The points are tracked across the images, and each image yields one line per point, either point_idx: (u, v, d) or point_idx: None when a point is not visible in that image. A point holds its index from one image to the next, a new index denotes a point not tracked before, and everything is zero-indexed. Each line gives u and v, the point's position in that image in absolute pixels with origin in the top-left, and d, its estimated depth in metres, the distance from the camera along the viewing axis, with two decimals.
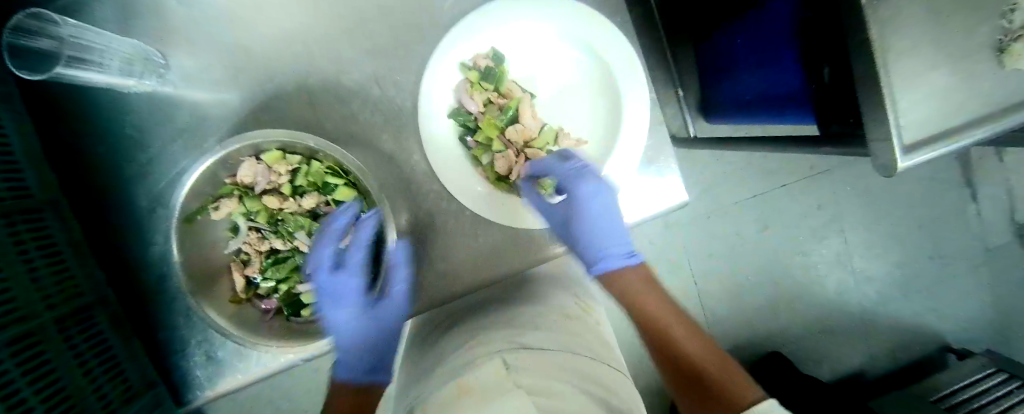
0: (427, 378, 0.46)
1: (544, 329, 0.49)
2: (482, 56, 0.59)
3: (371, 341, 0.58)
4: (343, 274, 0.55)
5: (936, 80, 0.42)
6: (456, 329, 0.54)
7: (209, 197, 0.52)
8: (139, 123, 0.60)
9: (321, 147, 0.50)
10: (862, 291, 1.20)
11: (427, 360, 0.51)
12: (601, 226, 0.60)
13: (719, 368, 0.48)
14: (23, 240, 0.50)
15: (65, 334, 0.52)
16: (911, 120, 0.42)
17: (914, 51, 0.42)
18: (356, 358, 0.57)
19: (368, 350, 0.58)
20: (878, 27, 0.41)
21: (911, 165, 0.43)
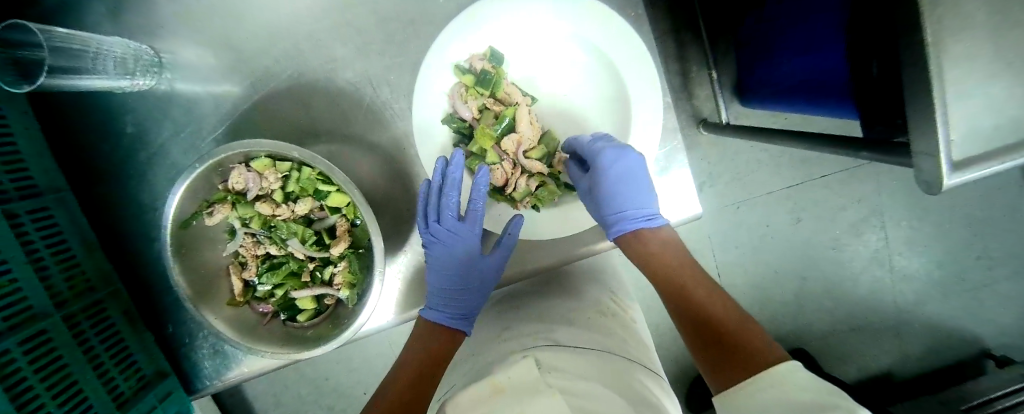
0: (467, 367, 0.53)
1: (577, 328, 0.53)
2: (478, 58, 0.55)
3: (462, 293, 0.57)
4: (444, 220, 0.55)
5: (994, 89, 0.36)
6: (512, 332, 0.54)
7: (202, 202, 0.52)
8: (139, 120, 0.60)
9: (305, 157, 0.48)
10: (898, 291, 1.09)
11: (484, 357, 0.52)
12: (625, 188, 0.56)
13: (741, 326, 0.45)
14: (33, 239, 0.52)
15: (77, 329, 0.54)
16: (964, 133, 0.36)
17: (974, 55, 0.35)
18: (456, 302, 0.57)
19: (464, 298, 0.58)
20: (935, 24, 0.34)
21: (957, 184, 0.36)
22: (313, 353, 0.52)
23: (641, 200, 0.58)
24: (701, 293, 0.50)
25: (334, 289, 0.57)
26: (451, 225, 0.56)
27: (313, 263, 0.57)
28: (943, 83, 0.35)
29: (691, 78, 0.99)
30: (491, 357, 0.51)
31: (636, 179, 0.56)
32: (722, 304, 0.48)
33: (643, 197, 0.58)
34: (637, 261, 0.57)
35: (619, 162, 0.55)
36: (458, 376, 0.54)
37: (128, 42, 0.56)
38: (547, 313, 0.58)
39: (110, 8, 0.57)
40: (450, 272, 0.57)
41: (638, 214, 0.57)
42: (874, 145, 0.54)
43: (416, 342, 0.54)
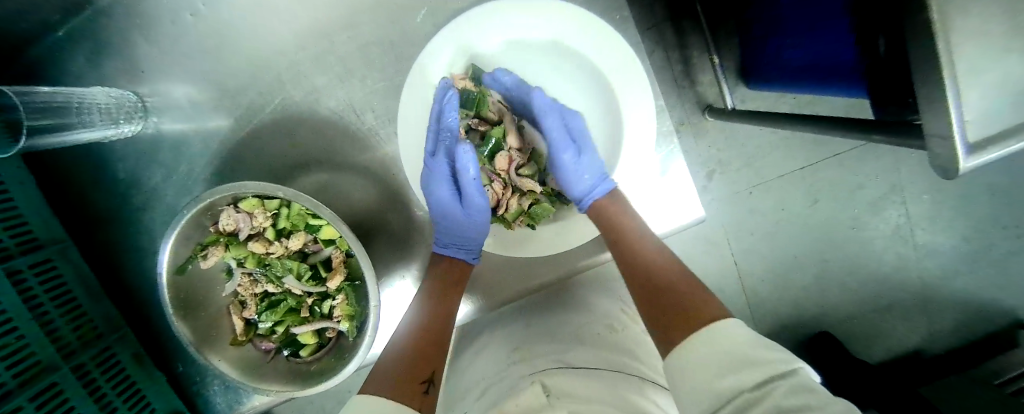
0: (471, 397, 0.50)
1: (587, 347, 0.51)
2: (460, 77, 0.53)
3: (457, 228, 0.55)
4: (434, 157, 0.53)
5: (1009, 63, 0.33)
6: (519, 352, 0.53)
7: (195, 246, 0.52)
8: (129, 166, 0.61)
9: (291, 196, 0.48)
10: (923, 267, 1.05)
11: (487, 380, 0.50)
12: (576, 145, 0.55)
13: (693, 287, 0.44)
14: (36, 293, 0.53)
15: (87, 378, 0.55)
16: (981, 113, 0.33)
17: (985, 33, 0.33)
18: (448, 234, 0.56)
19: (452, 231, 0.56)
20: (942, 4, 0.32)
21: (975, 168, 0.34)
22: (316, 389, 0.51)
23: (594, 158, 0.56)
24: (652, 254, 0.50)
25: (334, 322, 0.56)
26: (440, 163, 0.53)
27: (311, 297, 0.57)
28: (954, 65, 0.32)
29: (694, 64, 0.95)
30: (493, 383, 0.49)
31: (580, 139, 0.56)
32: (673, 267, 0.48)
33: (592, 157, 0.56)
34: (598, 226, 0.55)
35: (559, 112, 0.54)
36: (463, 400, 0.52)
37: (110, 91, 0.57)
38: (552, 333, 0.56)
39: (91, 62, 0.57)
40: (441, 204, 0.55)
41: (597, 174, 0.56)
42: (889, 129, 0.50)
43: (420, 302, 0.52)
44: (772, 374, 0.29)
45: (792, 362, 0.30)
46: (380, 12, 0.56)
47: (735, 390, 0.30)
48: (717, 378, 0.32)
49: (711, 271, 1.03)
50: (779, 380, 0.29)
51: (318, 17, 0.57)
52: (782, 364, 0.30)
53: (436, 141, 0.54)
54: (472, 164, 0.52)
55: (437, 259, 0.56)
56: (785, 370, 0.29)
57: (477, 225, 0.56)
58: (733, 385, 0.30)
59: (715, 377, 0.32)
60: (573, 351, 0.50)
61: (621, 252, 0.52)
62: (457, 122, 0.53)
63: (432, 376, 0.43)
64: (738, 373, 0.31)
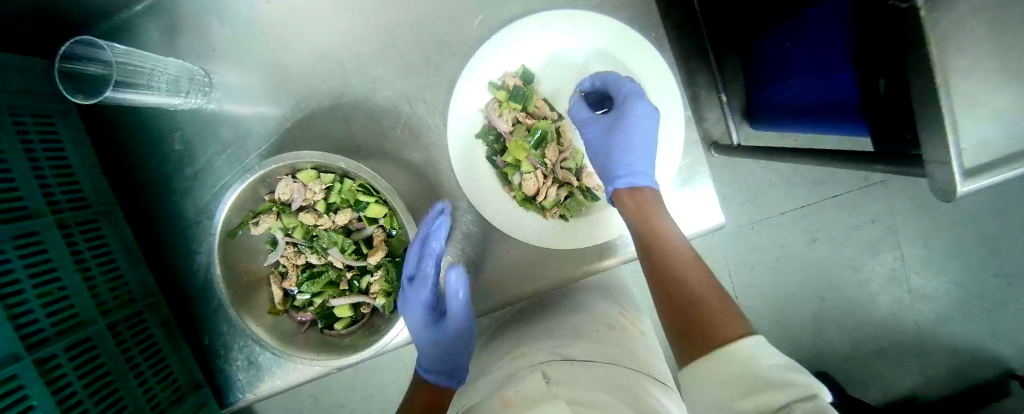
0: (479, 387, 0.54)
1: (591, 339, 0.54)
2: (511, 75, 0.59)
3: (444, 354, 0.59)
4: (415, 287, 0.56)
5: (998, 102, 0.37)
6: (522, 345, 0.57)
7: (249, 212, 0.55)
8: (188, 138, 0.64)
9: (350, 168, 0.51)
10: (917, 311, 1.09)
11: (492, 373, 0.55)
12: (643, 143, 0.57)
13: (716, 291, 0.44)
14: (81, 249, 0.54)
15: (119, 337, 0.56)
16: (974, 142, 0.38)
17: (978, 74, 0.37)
18: (433, 354, 0.59)
19: (436, 352, 0.59)
20: (938, 45, 0.36)
21: (971, 191, 0.38)
22: (348, 360, 0.52)
23: (648, 160, 0.58)
24: (675, 251, 0.48)
25: (370, 297, 0.58)
26: (419, 293, 0.56)
27: (351, 271, 0.59)
28: (951, 99, 0.37)
29: (703, 100, 1.02)
30: (495, 380, 0.52)
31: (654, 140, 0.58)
32: (698, 267, 0.47)
33: (647, 158, 0.58)
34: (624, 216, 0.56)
35: (648, 118, 0.57)
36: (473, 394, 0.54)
37: (181, 63, 0.60)
38: (560, 326, 0.59)
39: (164, 47, 0.63)
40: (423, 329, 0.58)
41: (645, 174, 0.57)
42: (893, 158, 0.55)
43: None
44: (793, 396, 0.30)
45: (815, 387, 0.30)
46: (432, 25, 0.62)
47: (751, 410, 0.32)
48: (739, 397, 0.33)
49: None
50: (794, 402, 0.29)
51: (382, 17, 0.62)
52: (803, 386, 0.30)
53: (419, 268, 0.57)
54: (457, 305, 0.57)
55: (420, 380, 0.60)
56: (808, 392, 0.30)
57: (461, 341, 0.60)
58: (751, 406, 0.32)
59: (729, 399, 0.34)
60: (581, 343, 0.53)
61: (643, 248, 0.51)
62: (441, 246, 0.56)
63: None
64: (757, 396, 0.32)
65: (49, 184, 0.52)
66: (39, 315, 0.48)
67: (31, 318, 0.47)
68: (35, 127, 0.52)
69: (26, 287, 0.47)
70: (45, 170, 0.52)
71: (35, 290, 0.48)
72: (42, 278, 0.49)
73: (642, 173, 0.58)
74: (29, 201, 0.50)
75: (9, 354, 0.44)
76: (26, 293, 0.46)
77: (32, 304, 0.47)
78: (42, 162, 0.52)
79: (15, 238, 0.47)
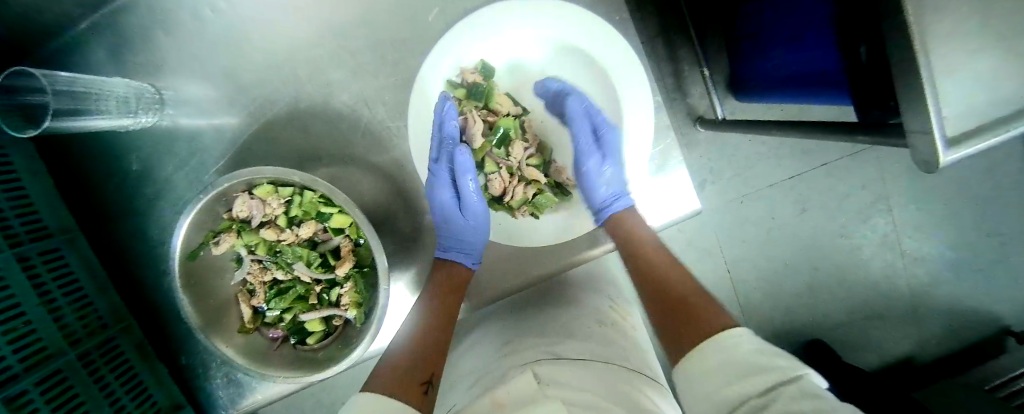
0: (463, 389, 0.51)
1: (582, 337, 0.52)
2: (469, 71, 0.56)
3: (463, 237, 0.58)
4: (440, 164, 0.57)
5: (982, 66, 0.35)
6: (515, 341, 0.55)
7: (208, 233, 0.53)
8: (147, 157, 0.62)
9: (306, 181, 0.49)
10: (911, 275, 1.08)
11: (479, 375, 0.52)
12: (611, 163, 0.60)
13: (701, 295, 0.44)
14: (45, 281, 0.53)
15: (91, 367, 0.55)
16: (957, 106, 0.35)
17: (959, 38, 0.34)
18: (461, 236, 0.58)
19: (459, 233, 0.58)
20: (917, 10, 0.34)
21: (955, 161, 0.35)
22: (322, 375, 0.51)
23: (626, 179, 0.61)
24: (659, 263, 0.50)
25: (342, 309, 0.56)
26: (444, 170, 0.57)
27: (320, 285, 0.57)
28: (932, 65, 0.34)
29: (684, 78, 0.98)
30: (482, 380, 0.49)
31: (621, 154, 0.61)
32: (680, 271, 0.49)
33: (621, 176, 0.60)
34: (616, 238, 0.57)
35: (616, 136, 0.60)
36: (458, 393, 0.52)
37: (130, 82, 0.58)
38: (552, 323, 0.57)
39: (111, 61, 0.60)
40: (452, 213, 0.59)
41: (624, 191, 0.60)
42: (869, 128, 0.53)
43: (421, 306, 0.53)
44: (779, 380, 0.30)
45: (797, 369, 0.30)
46: (389, 19, 0.59)
47: (742, 397, 0.31)
48: (728, 385, 0.32)
49: (706, 278, 1.06)
50: (781, 386, 0.29)
51: (335, 14, 0.59)
52: (790, 370, 0.30)
53: (439, 147, 0.57)
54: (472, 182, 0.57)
55: (439, 263, 0.58)
56: (793, 375, 0.30)
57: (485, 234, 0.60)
58: (740, 393, 0.31)
59: (719, 386, 0.33)
60: (572, 342, 0.51)
61: (631, 262, 0.53)
62: (458, 130, 0.56)
63: (431, 378, 0.42)
64: (744, 382, 0.31)
65: (7, 216, 0.51)
66: (6, 352, 0.47)
67: None
68: None
69: None
70: (1, 204, 0.51)
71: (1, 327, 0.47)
72: (6, 314, 0.48)
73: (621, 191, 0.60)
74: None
75: None
76: None
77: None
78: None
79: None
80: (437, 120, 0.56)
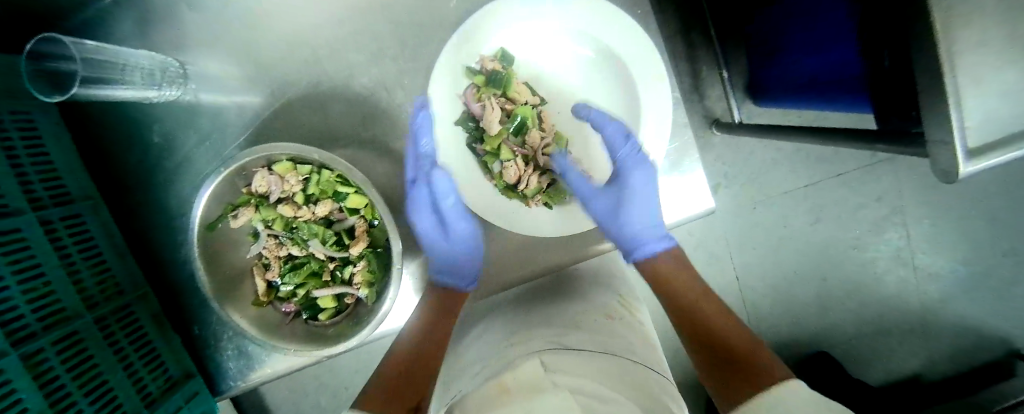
0: (472, 373, 0.52)
1: (589, 330, 0.53)
2: (489, 59, 0.56)
3: (449, 256, 0.62)
4: (418, 186, 0.60)
5: (1010, 80, 0.33)
6: (520, 329, 0.56)
7: (227, 206, 0.54)
8: (169, 133, 0.63)
9: (324, 159, 0.50)
10: (923, 291, 1.07)
11: (484, 360, 0.53)
12: (642, 208, 0.61)
13: (750, 344, 0.48)
14: (65, 244, 0.55)
15: (107, 330, 0.56)
16: (982, 119, 0.34)
17: (987, 49, 0.33)
18: (452, 257, 0.63)
19: (445, 253, 0.63)
20: (946, 17, 0.32)
21: (976, 173, 0.34)
22: (334, 350, 0.52)
23: (655, 219, 0.62)
24: (704, 308, 0.54)
25: (354, 288, 0.58)
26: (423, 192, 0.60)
27: (334, 262, 0.59)
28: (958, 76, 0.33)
29: (702, 79, 0.98)
30: (487, 367, 0.50)
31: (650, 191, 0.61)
32: (731, 322, 0.52)
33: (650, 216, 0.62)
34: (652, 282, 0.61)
35: (648, 178, 0.59)
36: (466, 379, 0.52)
37: (155, 55, 0.59)
38: (561, 312, 0.58)
39: (137, 34, 0.61)
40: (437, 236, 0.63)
41: (652, 233, 0.63)
42: (890, 136, 0.53)
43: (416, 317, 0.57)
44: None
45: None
46: (412, 5, 0.60)
47: None
48: None
49: (714, 283, 1.06)
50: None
51: None
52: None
53: (417, 170, 0.60)
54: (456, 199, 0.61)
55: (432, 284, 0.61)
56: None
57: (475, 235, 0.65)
58: None
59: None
60: (579, 333, 0.52)
61: (674, 305, 0.57)
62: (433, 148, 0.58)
63: (422, 400, 0.48)
64: None
65: (31, 180, 0.52)
66: (25, 310, 0.48)
67: (15, 314, 0.47)
68: (14, 123, 0.52)
69: (11, 283, 0.47)
70: (26, 168, 0.52)
71: (21, 286, 0.48)
72: (27, 274, 0.49)
73: (650, 234, 0.63)
74: (9, 199, 0.49)
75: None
76: (15, 288, 0.47)
77: (18, 300, 0.47)
78: (23, 158, 0.52)
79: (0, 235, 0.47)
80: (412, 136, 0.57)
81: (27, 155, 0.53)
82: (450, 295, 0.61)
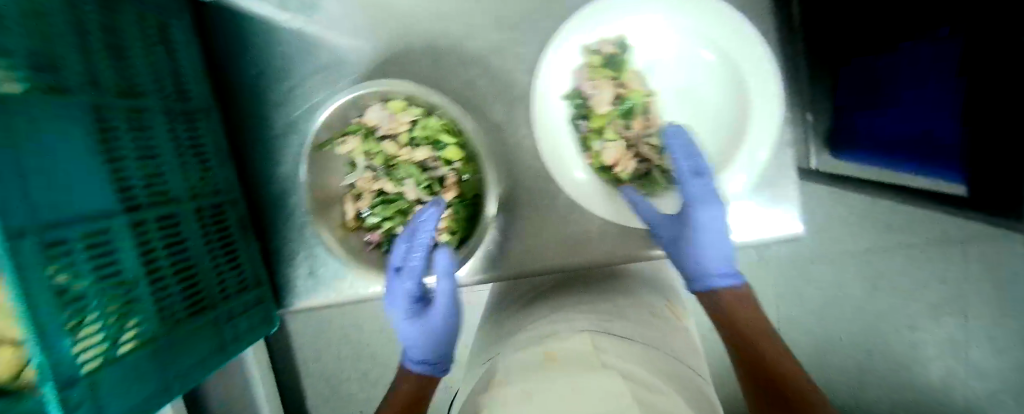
0: (510, 345, 0.53)
1: (632, 321, 0.52)
2: (608, 42, 0.58)
3: (423, 341, 0.57)
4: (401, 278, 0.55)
5: None
6: (560, 310, 0.55)
7: (339, 130, 0.60)
8: (284, 60, 0.68)
9: (442, 103, 0.56)
10: (939, 367, 1.12)
11: (526, 333, 0.53)
12: (708, 242, 0.55)
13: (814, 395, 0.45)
14: (180, 136, 0.60)
15: (201, 221, 0.61)
16: None
17: None
18: (427, 344, 0.58)
19: (423, 339, 0.57)
20: None
21: None
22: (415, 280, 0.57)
23: (726, 255, 0.56)
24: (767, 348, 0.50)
25: (434, 232, 0.61)
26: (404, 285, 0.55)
27: (421, 206, 0.61)
28: None
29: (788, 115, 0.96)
30: (523, 341, 0.51)
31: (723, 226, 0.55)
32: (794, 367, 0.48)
33: (721, 251, 0.56)
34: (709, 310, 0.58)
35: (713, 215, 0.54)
36: (512, 344, 0.52)
37: None
38: (601, 301, 0.57)
39: None
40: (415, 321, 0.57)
41: (721, 269, 0.56)
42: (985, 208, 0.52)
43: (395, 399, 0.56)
44: None
45: None
46: None
47: None
48: None
49: None
50: None
51: None
52: None
53: (404, 258, 0.55)
54: (445, 303, 0.56)
55: (406, 371, 0.59)
56: None
57: (450, 304, 0.57)
58: None
59: None
60: (623, 323, 0.51)
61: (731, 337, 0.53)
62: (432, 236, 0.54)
63: None
64: None
65: (161, 76, 0.58)
66: (137, 182, 0.53)
67: (129, 183, 0.52)
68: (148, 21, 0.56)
69: (128, 155, 0.52)
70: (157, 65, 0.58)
71: (137, 160, 0.53)
72: (143, 151, 0.54)
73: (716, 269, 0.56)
74: (141, 84, 0.55)
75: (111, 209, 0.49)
76: (131, 160, 0.52)
77: (133, 172, 0.52)
78: (155, 55, 0.58)
79: (127, 110, 0.52)
80: (394, 296, 0.56)
81: (159, 54, 0.58)
82: (425, 383, 0.59)
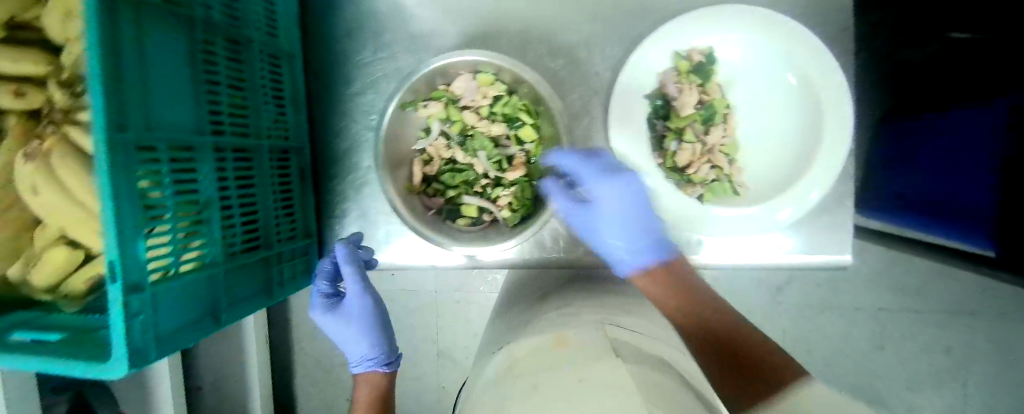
0: (518, 335, 0.48)
1: (642, 315, 0.46)
2: (699, 51, 0.61)
3: (354, 353, 0.64)
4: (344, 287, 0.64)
5: None
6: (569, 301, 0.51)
7: (422, 95, 0.61)
8: (374, 26, 0.70)
9: (533, 80, 0.56)
10: None
11: (534, 321, 0.48)
12: (614, 223, 0.55)
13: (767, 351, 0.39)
14: (266, 77, 0.61)
15: (271, 163, 0.61)
16: None
17: None
18: (364, 348, 0.63)
19: (365, 342, 0.64)
20: None
21: None
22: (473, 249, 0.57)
23: (639, 241, 0.53)
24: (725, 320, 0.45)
25: (497, 207, 0.62)
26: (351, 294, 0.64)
27: (488, 179, 0.62)
28: None
29: None
30: (530, 331, 0.45)
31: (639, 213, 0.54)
32: (765, 348, 0.40)
33: (632, 237, 0.53)
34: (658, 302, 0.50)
35: (621, 193, 0.54)
36: (521, 333, 0.47)
37: None
38: (608, 300, 0.52)
39: None
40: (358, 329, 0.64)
41: (632, 251, 0.53)
42: None
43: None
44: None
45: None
46: None
47: None
48: None
49: None
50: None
51: None
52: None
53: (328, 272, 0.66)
54: (359, 301, 0.64)
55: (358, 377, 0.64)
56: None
57: (364, 295, 0.64)
58: None
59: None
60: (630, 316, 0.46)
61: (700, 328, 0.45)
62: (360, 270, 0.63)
63: None
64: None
65: (259, 17, 0.59)
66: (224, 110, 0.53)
67: (219, 109, 0.52)
68: None
69: (222, 83, 0.53)
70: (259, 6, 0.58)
71: (227, 90, 0.54)
72: (233, 82, 0.55)
73: (635, 251, 0.53)
74: (244, 20, 0.55)
75: (197, 129, 0.49)
76: (224, 89, 0.53)
77: (223, 99, 0.53)
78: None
79: (227, 40, 0.53)
80: (322, 306, 0.65)
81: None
82: (370, 379, 0.63)
